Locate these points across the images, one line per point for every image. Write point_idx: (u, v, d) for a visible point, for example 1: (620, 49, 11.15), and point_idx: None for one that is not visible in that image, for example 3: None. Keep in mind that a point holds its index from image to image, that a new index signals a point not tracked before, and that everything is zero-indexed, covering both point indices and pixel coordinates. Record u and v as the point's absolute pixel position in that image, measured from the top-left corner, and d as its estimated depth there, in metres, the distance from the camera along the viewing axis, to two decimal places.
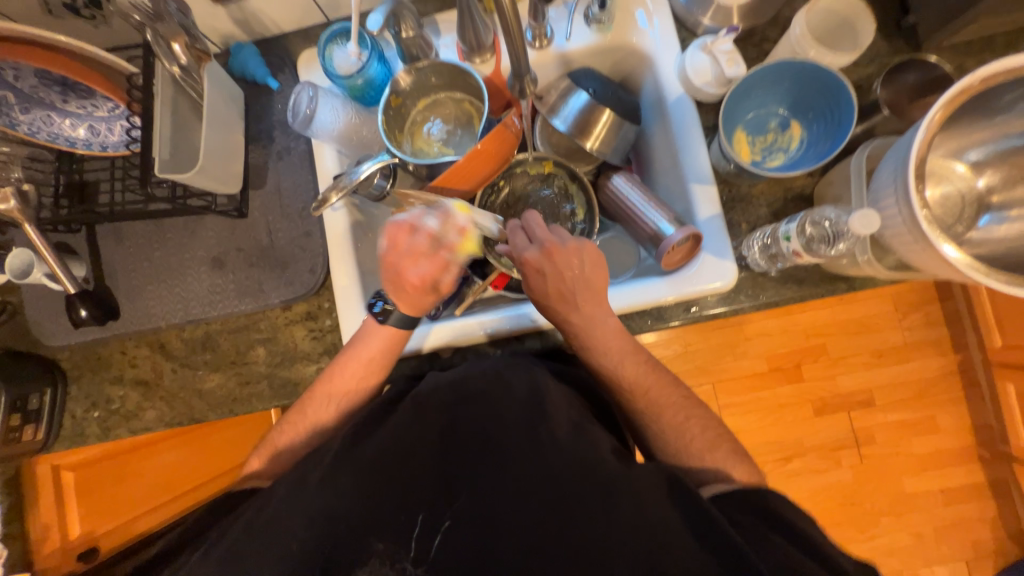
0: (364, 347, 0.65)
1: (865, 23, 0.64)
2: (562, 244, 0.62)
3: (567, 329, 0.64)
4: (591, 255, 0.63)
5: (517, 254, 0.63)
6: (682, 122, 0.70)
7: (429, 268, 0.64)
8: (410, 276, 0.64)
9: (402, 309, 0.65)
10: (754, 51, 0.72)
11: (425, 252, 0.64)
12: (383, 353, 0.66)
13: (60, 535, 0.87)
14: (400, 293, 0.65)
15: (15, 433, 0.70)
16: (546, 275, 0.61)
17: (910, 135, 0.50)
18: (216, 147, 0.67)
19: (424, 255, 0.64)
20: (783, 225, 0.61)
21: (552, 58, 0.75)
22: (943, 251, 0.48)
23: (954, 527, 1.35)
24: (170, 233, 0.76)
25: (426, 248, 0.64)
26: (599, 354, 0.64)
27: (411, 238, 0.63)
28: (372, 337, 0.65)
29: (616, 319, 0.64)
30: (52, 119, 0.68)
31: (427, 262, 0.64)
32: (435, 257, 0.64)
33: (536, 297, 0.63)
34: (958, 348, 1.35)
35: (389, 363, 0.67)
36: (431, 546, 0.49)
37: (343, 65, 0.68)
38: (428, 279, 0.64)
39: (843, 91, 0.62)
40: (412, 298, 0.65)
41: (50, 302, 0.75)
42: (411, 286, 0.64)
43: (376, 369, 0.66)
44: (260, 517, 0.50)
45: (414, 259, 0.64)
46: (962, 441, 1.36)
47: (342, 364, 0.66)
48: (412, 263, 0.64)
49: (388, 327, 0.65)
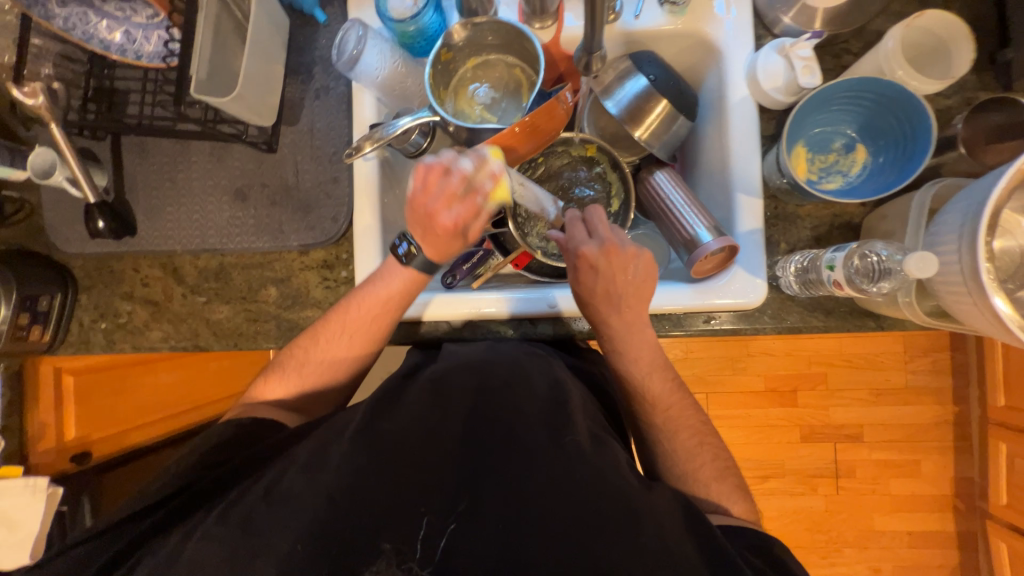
0: (384, 286, 0.64)
1: (963, 50, 0.59)
2: (622, 247, 0.60)
3: (601, 328, 0.63)
4: (647, 264, 0.60)
5: (572, 246, 0.62)
6: (741, 126, 0.66)
7: (461, 214, 0.58)
8: (441, 221, 0.57)
9: (426, 251, 0.62)
10: (831, 62, 0.68)
11: (457, 196, 0.57)
12: (401, 293, 0.65)
13: (57, 435, 0.86)
14: (426, 236, 0.60)
15: (22, 332, 0.69)
16: (598, 274, 0.60)
17: (990, 180, 0.47)
18: (255, 74, 0.64)
19: (457, 199, 0.57)
20: (828, 253, 0.59)
21: (617, 35, 0.70)
22: (996, 306, 0.45)
23: (914, 569, 1.38)
24: (195, 156, 0.74)
25: (459, 190, 0.57)
26: (624, 355, 0.63)
27: (444, 180, 0.56)
28: (393, 277, 0.64)
29: (652, 330, 0.64)
30: (89, 17, 0.64)
31: (460, 206, 0.57)
32: (468, 203, 0.57)
33: (580, 293, 0.62)
34: (958, 400, 1.34)
35: (404, 306, 0.66)
36: (437, 549, 0.46)
37: (397, 8, 0.64)
38: (458, 226, 0.59)
39: (923, 121, 0.59)
40: (438, 242, 0.61)
41: (68, 207, 0.74)
42: (438, 230, 0.59)
43: (389, 308, 0.65)
44: (278, 479, 0.50)
45: (447, 203, 0.57)
46: (942, 490, 1.37)
47: (355, 314, 0.65)
48: (443, 207, 0.57)
49: (410, 269, 0.64)
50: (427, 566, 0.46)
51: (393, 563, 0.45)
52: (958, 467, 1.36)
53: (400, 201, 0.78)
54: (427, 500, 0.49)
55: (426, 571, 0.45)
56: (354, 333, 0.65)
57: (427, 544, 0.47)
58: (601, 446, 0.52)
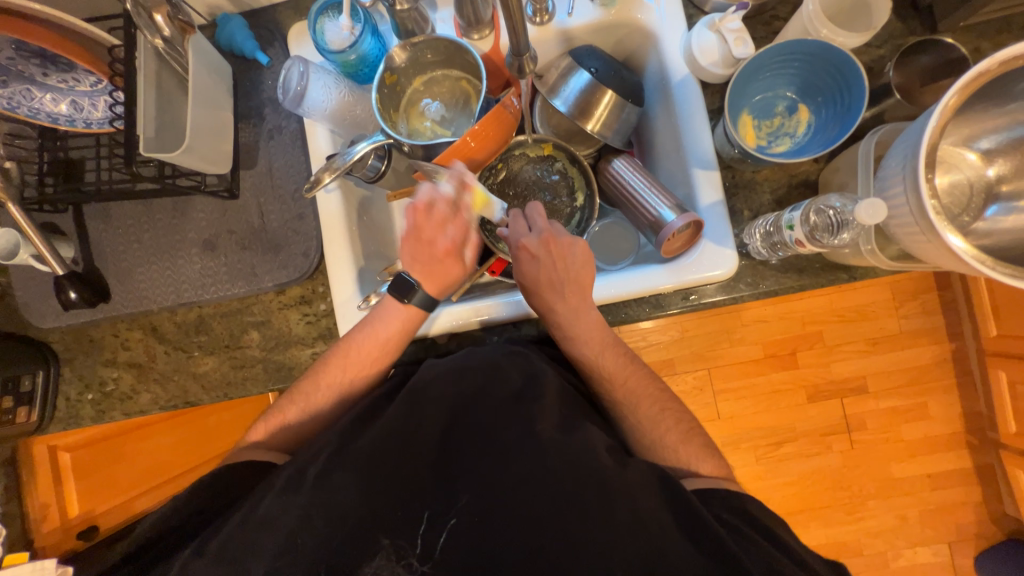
0: (384, 328, 0.65)
1: (879, 0, 0.61)
2: (559, 236, 0.63)
3: (550, 318, 0.64)
4: (585, 251, 0.63)
5: (513, 239, 0.64)
6: (686, 104, 0.68)
7: (455, 235, 0.67)
8: (439, 245, 0.67)
9: (427, 288, 0.66)
10: (763, 30, 0.70)
11: (447, 218, 0.66)
12: (399, 335, 0.66)
13: (60, 514, 0.85)
14: (428, 268, 0.66)
15: (9, 415, 0.70)
16: (539, 262, 0.62)
17: (923, 120, 0.49)
18: (203, 125, 0.64)
19: (449, 220, 0.66)
20: (787, 213, 0.60)
21: (554, 34, 0.72)
22: (949, 241, 0.46)
23: (940, 511, 1.38)
24: (159, 214, 0.74)
25: (447, 213, 0.66)
26: (575, 343, 0.64)
27: (432, 210, 0.65)
28: (391, 318, 0.65)
29: (599, 313, 0.65)
30: (32, 93, 0.65)
31: (451, 227, 0.67)
32: (457, 220, 0.66)
33: (525, 283, 0.63)
34: (952, 337, 1.36)
35: (403, 344, 0.67)
36: (437, 543, 0.47)
37: (335, 40, 0.65)
38: (456, 246, 0.67)
39: (855, 74, 0.60)
40: (439, 270, 0.67)
41: (39, 283, 0.73)
42: (437, 256, 0.67)
43: (391, 349, 0.66)
44: (258, 512, 0.49)
45: (440, 227, 0.66)
46: (952, 428, 1.38)
47: (357, 344, 0.66)
48: (438, 231, 0.66)
49: (411, 307, 0.65)
50: (426, 561, 0.47)
51: (392, 561, 0.47)
52: (963, 402, 1.38)
53: (370, 227, 0.79)
54: (428, 497, 0.50)
55: (426, 567, 0.46)
56: (343, 368, 0.66)
57: (428, 542, 0.48)
58: (594, 438, 0.53)
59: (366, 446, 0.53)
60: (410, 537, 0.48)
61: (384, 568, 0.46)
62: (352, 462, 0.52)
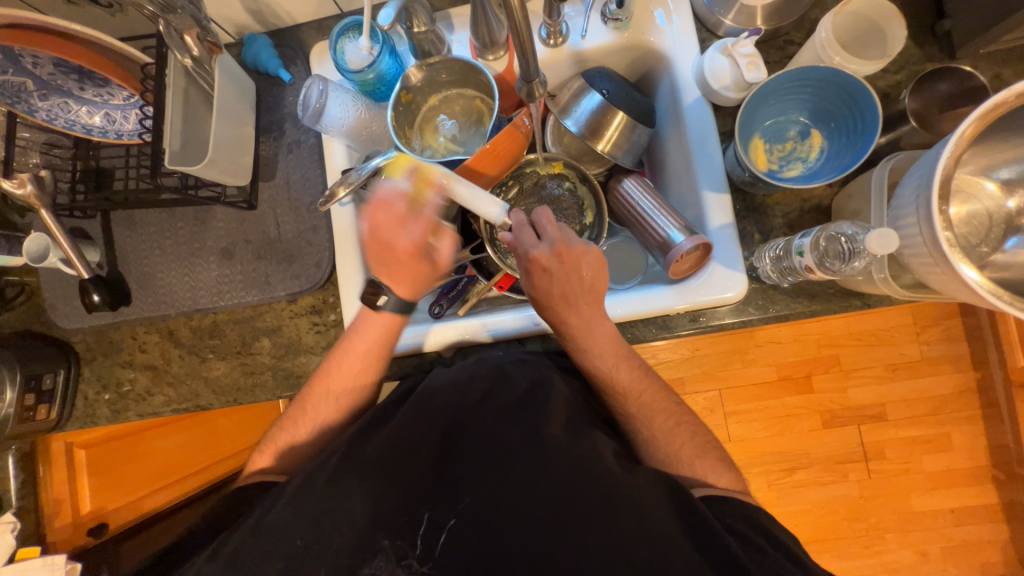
0: (361, 340, 0.65)
1: (895, 29, 0.61)
2: (571, 245, 0.61)
3: (563, 330, 0.63)
4: (597, 259, 0.61)
5: (523, 250, 0.60)
6: (698, 126, 0.68)
7: (417, 233, 0.65)
8: (401, 244, 0.65)
9: (399, 293, 0.66)
10: (776, 54, 0.70)
11: (408, 217, 0.64)
12: (379, 345, 0.66)
13: (73, 508, 0.86)
14: (396, 272, 0.66)
15: (30, 412, 0.71)
16: (552, 276, 0.60)
17: (937, 149, 0.48)
18: (226, 139, 0.67)
19: (410, 218, 0.64)
20: (797, 239, 0.59)
21: (567, 56, 0.73)
22: (963, 273, 0.46)
23: (962, 548, 1.32)
24: (181, 222, 0.77)
25: (405, 212, 0.64)
26: (588, 358, 0.63)
27: (390, 209, 0.64)
28: (368, 328, 0.65)
29: (611, 324, 0.63)
30: (69, 106, 0.69)
31: (414, 226, 0.65)
32: (421, 220, 0.64)
33: (537, 296, 0.62)
34: (977, 365, 1.31)
35: (387, 354, 0.67)
36: (436, 544, 0.49)
37: (354, 60, 0.67)
38: (420, 245, 0.65)
39: (869, 101, 0.60)
40: (407, 273, 0.66)
41: (65, 285, 0.77)
42: (404, 258, 0.65)
43: (372, 361, 0.66)
44: (265, 519, 0.50)
45: (400, 226, 0.64)
46: (977, 461, 1.32)
47: (339, 357, 0.66)
48: (399, 232, 0.64)
49: (387, 315, 0.65)
50: (426, 561, 0.48)
51: (393, 561, 0.48)
52: (989, 434, 1.32)
53: None
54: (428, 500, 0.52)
55: (426, 567, 0.48)
56: (336, 390, 0.66)
57: (428, 542, 0.49)
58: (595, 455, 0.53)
59: (368, 454, 0.54)
60: (410, 538, 0.49)
61: (384, 569, 0.48)
62: (353, 474, 0.52)
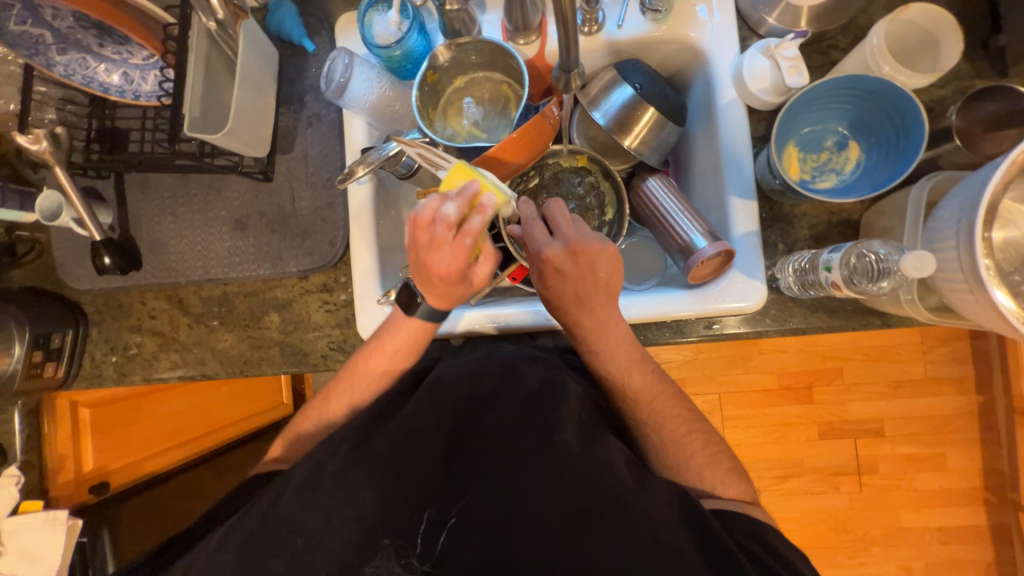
0: (391, 341, 0.63)
1: (950, 40, 0.58)
2: (586, 243, 0.58)
3: (576, 330, 0.62)
4: (613, 258, 0.59)
5: (535, 248, 0.58)
6: (730, 129, 0.66)
7: (455, 262, 0.53)
8: (436, 270, 0.53)
9: (431, 301, 0.60)
10: (819, 59, 0.68)
11: (448, 242, 0.52)
12: (410, 346, 0.64)
13: (75, 467, 0.88)
14: (431, 287, 0.57)
15: (37, 370, 0.71)
16: (565, 277, 0.58)
17: (986, 172, 0.46)
18: (247, 108, 0.65)
19: (448, 244, 0.52)
20: (826, 253, 0.58)
21: (601, 45, 0.70)
22: (997, 300, 0.45)
23: (946, 566, 1.34)
24: (195, 189, 0.75)
25: (447, 237, 0.51)
26: (604, 357, 0.62)
27: (431, 230, 0.51)
28: (399, 331, 0.63)
29: (626, 324, 0.62)
30: (87, 62, 0.67)
31: (451, 252, 0.52)
32: (458, 247, 0.52)
33: (549, 296, 0.60)
34: (981, 389, 1.30)
35: (415, 354, 0.65)
36: (436, 544, 0.49)
37: (382, 35, 0.65)
38: (457, 272, 0.54)
39: (914, 116, 0.57)
40: (442, 291, 0.57)
41: (76, 245, 0.76)
42: (438, 280, 0.56)
43: (402, 359, 0.64)
44: (276, 507, 0.50)
45: (437, 250, 0.52)
46: (971, 483, 1.32)
47: (367, 355, 0.65)
48: (436, 255, 0.52)
49: (416, 320, 0.62)
50: (427, 560, 0.48)
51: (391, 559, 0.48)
52: (985, 458, 1.32)
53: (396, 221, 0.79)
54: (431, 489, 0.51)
55: (425, 566, 0.48)
56: (359, 384, 0.65)
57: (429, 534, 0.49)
58: (609, 455, 0.53)
59: (378, 439, 0.54)
60: (410, 537, 0.49)
61: (384, 567, 0.47)
62: (361, 457, 0.52)
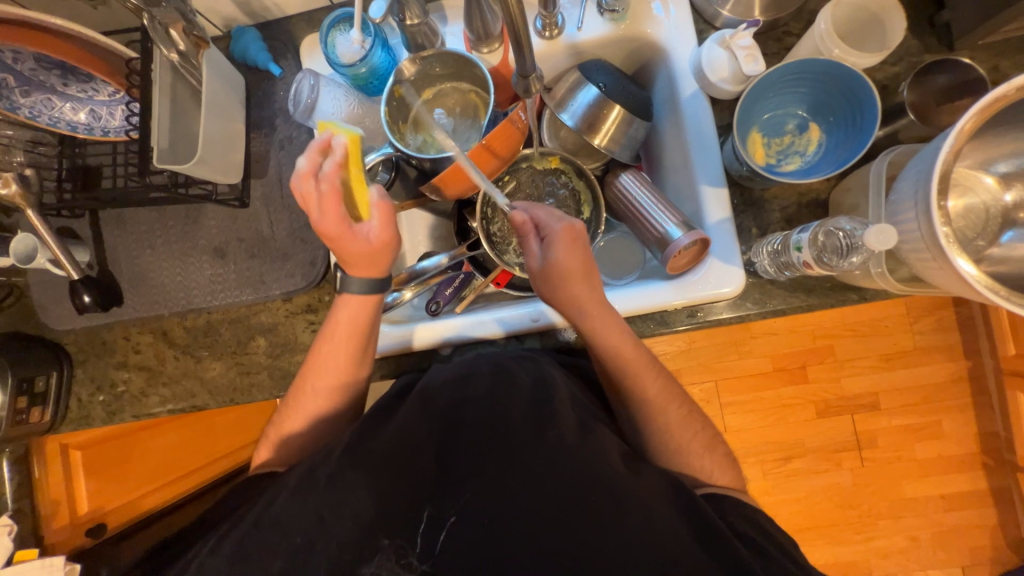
0: (342, 324, 0.63)
1: (894, 19, 0.60)
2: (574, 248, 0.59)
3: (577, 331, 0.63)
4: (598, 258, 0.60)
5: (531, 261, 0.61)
6: (696, 121, 0.67)
7: (332, 213, 0.55)
8: (327, 229, 0.56)
9: (357, 275, 0.61)
10: (774, 46, 0.69)
11: (313, 193, 0.54)
12: (361, 329, 0.63)
13: (69, 509, 0.86)
14: (341, 254, 0.59)
15: (22, 416, 0.70)
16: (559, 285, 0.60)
17: (937, 143, 0.48)
18: (215, 136, 0.65)
19: (316, 195, 0.54)
20: (796, 234, 0.59)
21: (563, 48, 0.71)
22: (959, 266, 0.46)
23: (952, 533, 1.35)
24: (171, 221, 0.75)
25: (313, 187, 0.54)
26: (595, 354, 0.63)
27: (309, 184, 0.54)
28: (348, 315, 0.62)
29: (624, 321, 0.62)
30: (53, 102, 0.67)
31: (319, 202, 0.54)
32: (325, 196, 0.54)
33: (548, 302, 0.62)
34: (969, 355, 1.32)
35: (369, 329, 0.64)
36: (436, 542, 0.50)
37: (346, 53, 0.65)
38: (344, 223, 0.56)
39: (868, 95, 0.59)
40: (352, 256, 0.59)
41: (54, 285, 0.75)
42: (338, 239, 0.57)
43: (352, 340, 0.63)
44: (266, 517, 0.49)
45: (314, 204, 0.55)
46: (967, 448, 1.34)
47: (323, 346, 0.64)
48: (352, 232, 0.57)
49: (360, 297, 0.63)
50: (427, 558, 0.49)
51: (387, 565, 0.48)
52: (980, 421, 1.34)
53: None
54: (429, 498, 0.51)
55: (425, 565, 0.49)
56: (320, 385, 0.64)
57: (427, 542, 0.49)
58: (601, 446, 0.53)
59: (369, 452, 0.54)
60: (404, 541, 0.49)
61: (385, 568, 0.48)
62: (352, 473, 0.52)
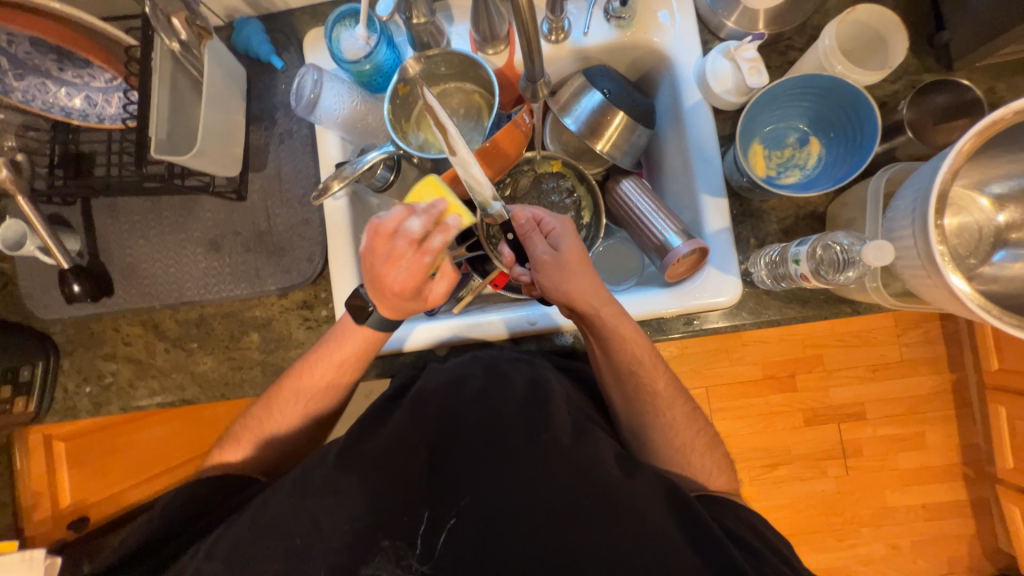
0: (337, 351, 0.64)
1: (897, 39, 0.61)
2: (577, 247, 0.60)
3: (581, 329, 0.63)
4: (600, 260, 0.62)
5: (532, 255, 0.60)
6: (698, 130, 0.68)
7: (408, 275, 0.51)
8: (389, 284, 0.52)
9: (381, 311, 0.58)
10: (777, 59, 0.70)
11: (408, 255, 0.50)
12: (355, 357, 0.65)
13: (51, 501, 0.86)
14: (381, 298, 0.55)
15: (7, 404, 0.70)
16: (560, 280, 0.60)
17: (935, 162, 0.49)
18: (215, 128, 0.64)
19: (408, 255, 0.50)
20: (794, 246, 0.60)
21: (568, 52, 0.71)
22: (952, 283, 0.47)
23: (933, 542, 1.38)
24: (166, 211, 0.74)
25: (410, 249, 0.50)
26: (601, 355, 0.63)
27: (392, 242, 0.50)
28: (346, 338, 0.63)
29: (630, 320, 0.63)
30: (47, 86, 0.65)
31: (408, 267, 0.51)
32: (417, 262, 0.50)
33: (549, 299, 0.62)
34: (954, 367, 1.35)
35: (360, 367, 0.66)
36: (435, 546, 0.49)
37: (350, 49, 0.65)
38: (412, 288, 0.52)
39: (868, 112, 0.60)
40: (389, 303, 0.55)
41: (43, 273, 0.74)
42: (393, 294, 0.54)
43: (348, 370, 0.65)
44: (262, 515, 0.49)
45: (393, 263, 0.51)
46: (950, 459, 1.37)
47: (314, 359, 0.65)
48: (392, 268, 0.51)
49: (364, 329, 0.62)
50: (426, 561, 0.48)
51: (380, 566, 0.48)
52: (962, 433, 1.36)
53: None
54: (423, 500, 0.51)
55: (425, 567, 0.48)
56: (306, 398, 0.66)
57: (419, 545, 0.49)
58: (597, 452, 0.53)
59: (364, 453, 0.54)
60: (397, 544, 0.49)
61: (383, 570, 0.47)
62: (346, 474, 0.52)
